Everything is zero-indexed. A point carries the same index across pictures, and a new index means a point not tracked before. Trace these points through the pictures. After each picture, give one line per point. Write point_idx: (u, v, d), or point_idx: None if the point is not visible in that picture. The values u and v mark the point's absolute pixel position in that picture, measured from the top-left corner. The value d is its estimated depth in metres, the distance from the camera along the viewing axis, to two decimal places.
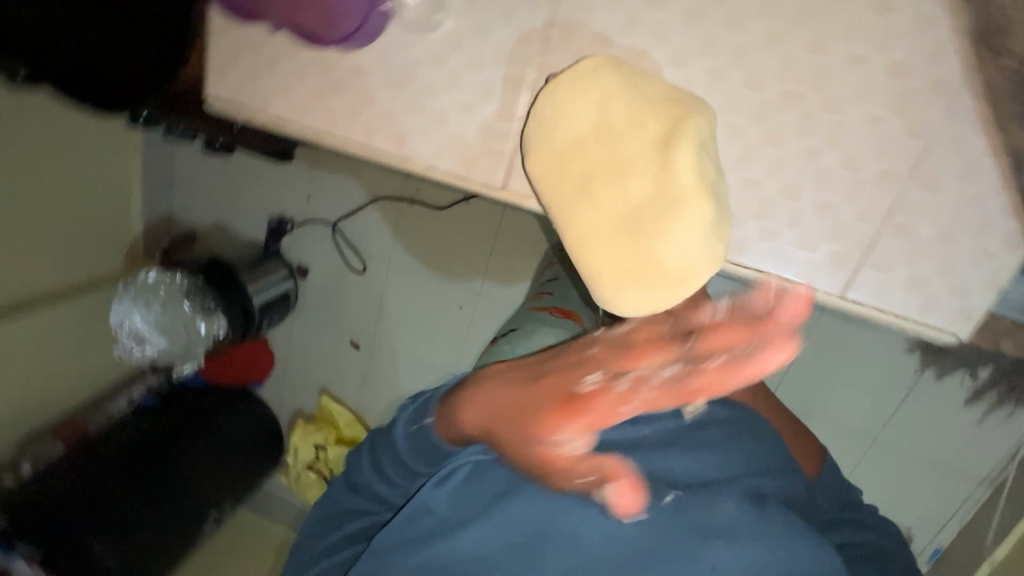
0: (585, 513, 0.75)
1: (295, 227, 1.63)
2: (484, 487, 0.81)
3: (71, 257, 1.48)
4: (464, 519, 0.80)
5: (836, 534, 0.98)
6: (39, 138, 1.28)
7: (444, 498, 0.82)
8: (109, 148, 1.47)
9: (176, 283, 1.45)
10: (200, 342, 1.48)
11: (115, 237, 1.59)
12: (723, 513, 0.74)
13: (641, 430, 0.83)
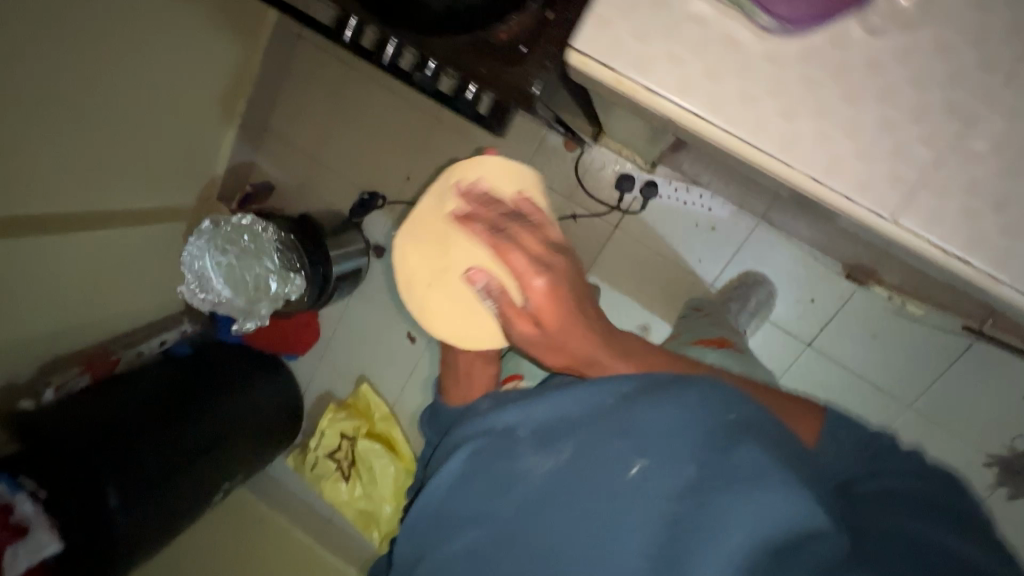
0: (628, 515, 0.52)
1: (385, 205, 1.56)
2: (477, 489, 0.60)
3: (146, 176, 1.36)
4: (487, 507, 0.59)
5: (873, 484, 0.57)
6: (169, 51, 1.22)
7: (455, 475, 0.62)
8: (224, 80, 1.42)
9: (261, 234, 1.35)
10: (266, 302, 1.36)
11: (199, 171, 1.51)
12: (664, 457, 0.52)
13: (610, 394, 0.57)
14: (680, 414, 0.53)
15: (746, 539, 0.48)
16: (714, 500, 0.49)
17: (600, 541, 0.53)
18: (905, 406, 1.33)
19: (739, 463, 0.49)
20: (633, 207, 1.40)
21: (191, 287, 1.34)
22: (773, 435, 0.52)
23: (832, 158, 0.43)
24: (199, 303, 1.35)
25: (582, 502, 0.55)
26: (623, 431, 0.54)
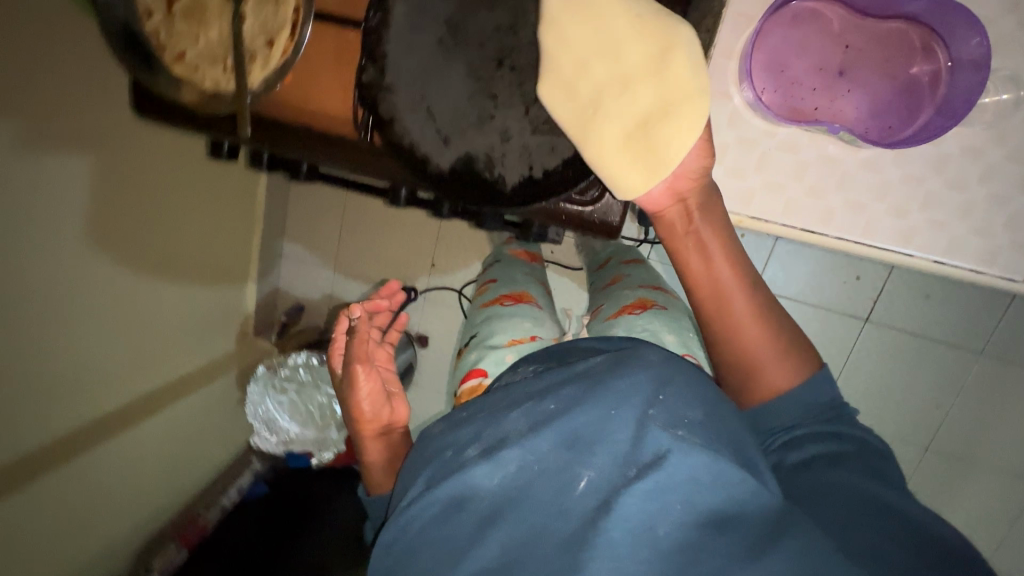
0: (560, 522, 0.49)
1: (417, 295, 1.54)
2: (459, 526, 0.53)
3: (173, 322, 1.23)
4: (441, 527, 0.53)
5: (802, 451, 0.59)
6: (76, 128, 0.87)
7: (417, 507, 0.55)
8: (242, 215, 1.35)
9: (315, 364, 1.36)
10: (335, 426, 1.37)
11: (229, 315, 1.44)
12: (641, 470, 0.49)
13: (600, 404, 0.54)
14: (612, 417, 0.53)
15: (655, 518, 0.48)
16: (636, 491, 0.48)
17: (528, 546, 0.49)
18: (977, 354, 1.33)
19: (673, 459, 0.49)
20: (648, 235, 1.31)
21: (261, 432, 1.35)
22: (698, 405, 0.54)
23: (788, 203, 0.77)
24: (272, 446, 1.36)
25: (520, 506, 0.52)
26: (567, 443, 0.53)
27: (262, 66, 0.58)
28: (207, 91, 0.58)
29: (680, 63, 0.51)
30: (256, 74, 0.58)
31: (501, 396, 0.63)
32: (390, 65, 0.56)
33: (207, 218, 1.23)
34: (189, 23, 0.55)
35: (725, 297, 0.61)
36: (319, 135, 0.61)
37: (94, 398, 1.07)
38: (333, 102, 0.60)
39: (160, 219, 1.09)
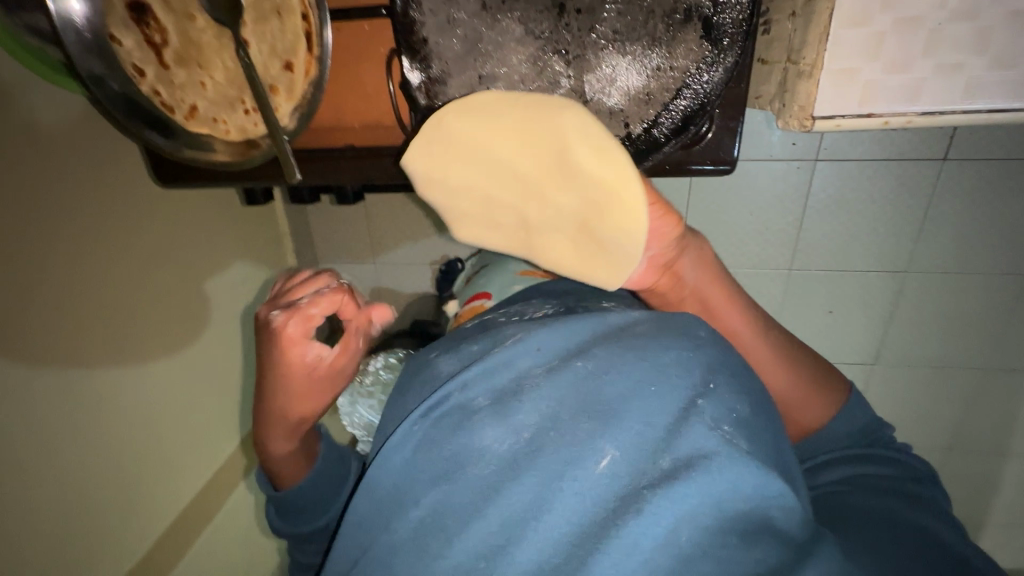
0: (567, 499, 0.41)
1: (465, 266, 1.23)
2: (449, 486, 0.45)
3: (216, 353, 1.00)
4: (432, 480, 0.46)
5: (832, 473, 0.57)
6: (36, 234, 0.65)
7: (411, 442, 0.48)
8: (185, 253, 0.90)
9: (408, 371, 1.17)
10: None
11: (170, 412, 0.89)
12: (663, 447, 0.42)
13: (629, 374, 0.45)
14: (647, 395, 0.44)
15: (682, 525, 0.40)
16: (668, 495, 0.40)
17: (535, 519, 0.41)
18: None
19: (720, 459, 0.41)
20: None
21: None
22: (731, 389, 0.46)
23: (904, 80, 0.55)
24: None
25: (528, 476, 0.42)
26: (596, 412, 0.43)
27: (287, 96, 0.55)
28: (236, 136, 0.56)
29: (581, 151, 0.44)
30: (284, 104, 0.55)
31: (518, 334, 0.52)
32: (434, 55, 0.54)
33: (160, 230, 0.86)
34: (193, 73, 0.53)
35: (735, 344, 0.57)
36: (364, 149, 0.60)
37: (173, 472, 0.90)
38: (373, 108, 0.57)
39: (123, 253, 0.79)
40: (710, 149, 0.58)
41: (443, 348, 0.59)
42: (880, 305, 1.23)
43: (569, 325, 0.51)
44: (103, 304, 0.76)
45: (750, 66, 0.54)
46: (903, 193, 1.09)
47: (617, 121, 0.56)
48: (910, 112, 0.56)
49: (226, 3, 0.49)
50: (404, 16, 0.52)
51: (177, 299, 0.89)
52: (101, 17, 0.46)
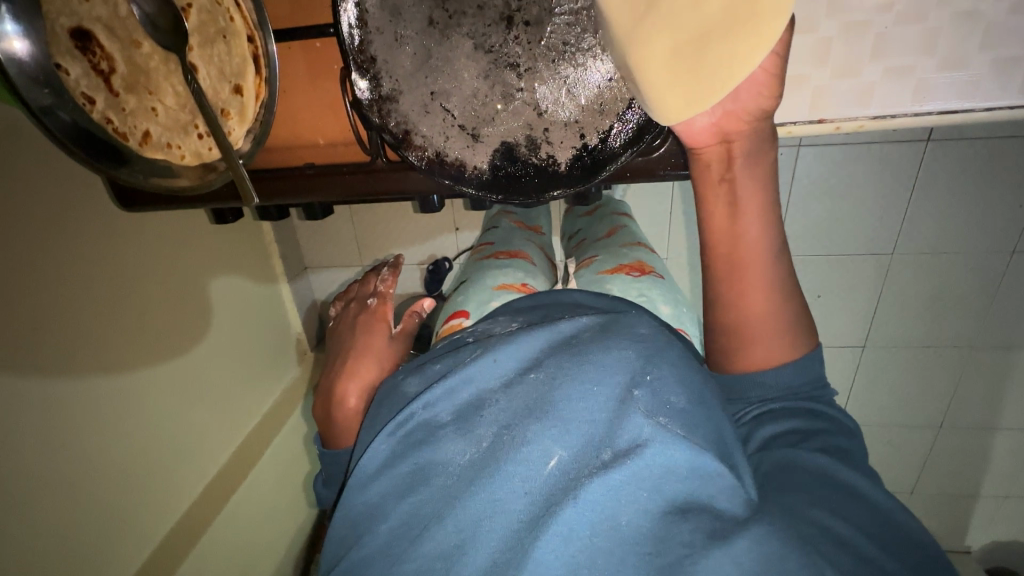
0: (514, 500, 0.41)
1: (453, 266, 1.23)
2: (414, 496, 0.45)
3: (213, 363, 1.03)
4: (399, 495, 0.46)
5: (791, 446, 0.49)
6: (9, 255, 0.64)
7: (381, 456, 0.49)
8: (166, 267, 0.91)
9: None
10: None
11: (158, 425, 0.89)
12: (607, 437, 0.42)
13: (572, 371, 0.46)
14: (586, 392, 0.44)
15: (622, 512, 0.39)
16: (604, 481, 0.39)
17: (486, 523, 0.40)
18: None
19: (655, 447, 0.41)
20: None
21: None
22: (672, 383, 0.46)
23: None
24: None
25: (479, 480, 0.42)
26: (542, 414, 0.44)
27: (239, 119, 0.54)
28: (192, 161, 0.56)
29: None
30: (236, 128, 0.54)
31: (478, 352, 0.54)
32: (384, 72, 0.52)
33: (152, 246, 0.88)
34: (143, 98, 0.52)
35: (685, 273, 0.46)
36: (325, 168, 0.59)
37: (172, 475, 0.92)
38: (330, 129, 0.56)
39: (114, 266, 0.81)
40: (670, 155, 0.57)
41: (413, 369, 0.60)
42: (868, 287, 1.23)
43: (522, 334, 0.53)
44: (96, 315, 0.77)
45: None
46: (888, 174, 1.08)
47: (572, 133, 0.55)
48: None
49: (169, 26, 0.50)
50: (348, 41, 0.50)
51: (175, 314, 0.93)
52: (46, 49, 0.47)
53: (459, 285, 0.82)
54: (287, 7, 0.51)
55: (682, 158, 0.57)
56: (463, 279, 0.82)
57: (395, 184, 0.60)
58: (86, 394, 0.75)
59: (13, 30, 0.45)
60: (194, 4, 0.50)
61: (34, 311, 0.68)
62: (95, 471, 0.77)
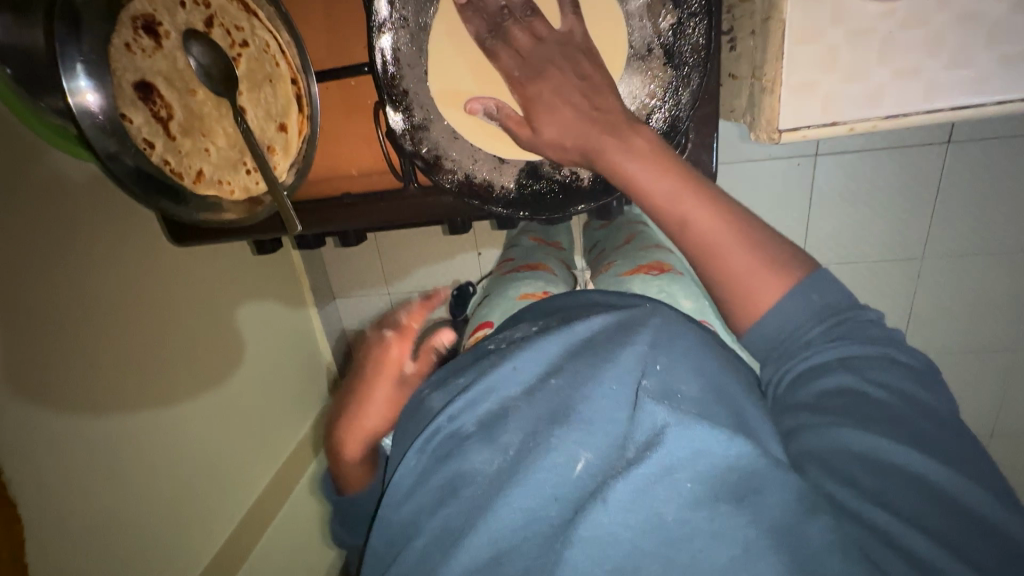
0: (547, 507, 0.39)
1: (477, 289, 1.25)
2: (443, 510, 0.43)
3: (234, 386, 1.02)
4: (430, 509, 0.44)
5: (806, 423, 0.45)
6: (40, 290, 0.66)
7: (406, 476, 0.46)
8: (174, 287, 0.89)
9: None
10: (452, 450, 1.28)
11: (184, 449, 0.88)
12: (631, 432, 0.39)
13: (589, 372, 0.43)
14: (605, 392, 0.42)
15: (663, 508, 0.37)
16: (633, 480, 0.37)
17: (521, 536, 0.39)
18: None
19: (690, 435, 0.37)
20: None
21: None
22: (683, 372, 0.43)
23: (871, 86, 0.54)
24: None
25: (506, 487, 0.40)
26: (562, 417, 0.42)
27: (284, 154, 0.59)
28: (240, 195, 0.61)
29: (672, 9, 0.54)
30: (281, 162, 0.59)
31: (497, 358, 0.51)
32: (415, 103, 0.57)
33: (162, 276, 0.87)
34: (196, 140, 0.57)
35: (703, 237, 0.45)
36: (364, 196, 0.62)
37: (204, 500, 0.92)
38: (369, 158, 0.61)
39: (135, 296, 0.81)
40: (691, 165, 0.59)
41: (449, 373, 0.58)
42: (900, 292, 1.20)
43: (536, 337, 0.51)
44: (131, 348, 0.79)
45: (718, 86, 0.56)
46: (910, 177, 1.07)
47: None
48: (875, 117, 0.55)
49: (221, 75, 0.55)
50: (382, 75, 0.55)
51: (193, 337, 0.92)
52: (112, 100, 0.51)
53: (484, 299, 0.83)
54: (325, 50, 0.57)
55: (706, 166, 0.59)
56: (488, 296, 0.83)
57: (425, 211, 0.63)
58: (117, 430, 0.76)
59: (87, 85, 0.49)
60: (243, 53, 0.55)
61: (62, 357, 0.69)
62: (131, 508, 0.78)
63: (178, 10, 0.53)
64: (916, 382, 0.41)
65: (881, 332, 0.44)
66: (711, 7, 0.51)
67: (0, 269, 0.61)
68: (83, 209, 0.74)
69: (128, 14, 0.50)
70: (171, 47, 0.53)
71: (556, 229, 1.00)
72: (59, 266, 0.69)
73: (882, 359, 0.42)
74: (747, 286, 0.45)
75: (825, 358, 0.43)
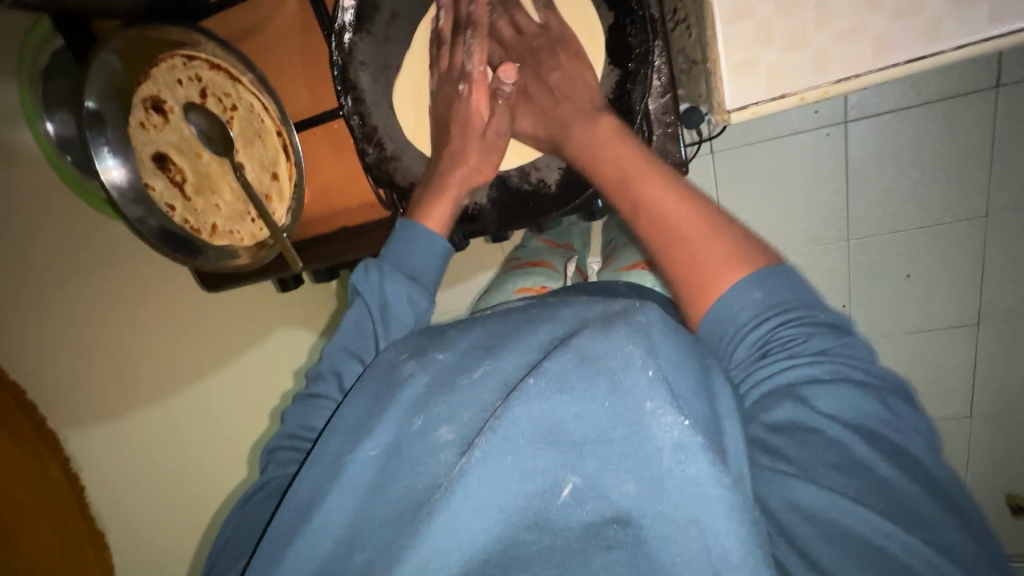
0: (527, 534, 0.34)
1: None
2: (386, 507, 0.38)
3: (253, 398, 0.97)
4: (379, 523, 0.37)
5: (771, 415, 0.38)
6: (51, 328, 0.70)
7: (353, 476, 0.40)
8: (191, 316, 0.89)
9: None
10: None
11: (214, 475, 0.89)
12: (618, 450, 0.33)
13: (583, 378, 0.35)
14: (599, 406, 0.34)
15: (649, 534, 0.32)
16: (621, 513, 0.33)
17: (490, 557, 0.34)
18: None
19: (701, 474, 0.31)
20: (712, 130, 1.04)
21: None
22: (677, 362, 0.36)
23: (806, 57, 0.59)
24: None
25: (449, 498, 0.34)
26: (547, 437, 0.35)
27: (279, 200, 0.63)
28: (249, 240, 0.66)
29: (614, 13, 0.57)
30: (278, 208, 0.64)
31: (464, 353, 0.43)
32: (386, 137, 0.64)
33: (161, 302, 0.84)
34: (208, 198, 0.66)
35: (666, 218, 0.45)
36: (355, 227, 0.70)
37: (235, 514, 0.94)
38: (356, 192, 0.68)
39: (136, 325, 0.80)
40: (657, 157, 0.59)
41: (412, 351, 0.47)
42: (964, 259, 1.06)
43: (509, 331, 0.44)
44: (147, 375, 0.81)
45: (673, 76, 0.57)
46: (958, 130, 0.95)
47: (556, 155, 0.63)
48: (822, 84, 0.60)
49: (219, 137, 0.62)
50: (351, 118, 0.62)
51: (200, 361, 0.88)
52: (136, 173, 0.61)
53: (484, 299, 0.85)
54: (308, 100, 0.66)
55: (673, 157, 0.59)
56: (489, 293, 0.84)
57: None
58: (137, 473, 0.78)
59: (114, 163, 0.59)
60: (235, 116, 0.62)
61: (75, 394, 0.72)
62: (157, 533, 0.80)
63: (177, 86, 0.61)
64: (874, 408, 0.36)
65: (835, 334, 0.39)
66: (640, 7, 0.54)
67: (51, 317, 0.70)
68: (121, 264, 0.80)
69: (138, 98, 0.61)
70: (176, 119, 0.62)
71: (568, 233, 0.98)
72: (103, 307, 0.76)
73: (830, 383, 0.37)
74: (712, 273, 0.42)
75: (775, 380, 0.39)
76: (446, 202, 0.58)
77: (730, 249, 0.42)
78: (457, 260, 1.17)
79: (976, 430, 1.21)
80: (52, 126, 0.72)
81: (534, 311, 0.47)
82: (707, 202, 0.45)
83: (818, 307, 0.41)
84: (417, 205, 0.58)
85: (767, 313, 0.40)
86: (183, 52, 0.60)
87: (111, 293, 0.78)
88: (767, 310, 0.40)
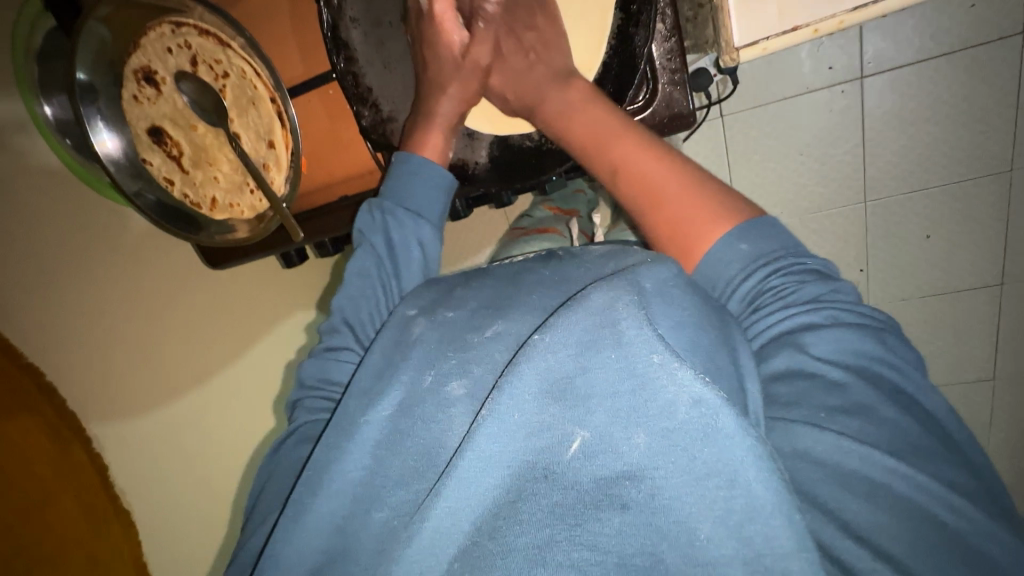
0: (538, 491, 0.32)
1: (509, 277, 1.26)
2: (399, 466, 0.37)
3: (263, 377, 0.97)
4: (395, 479, 0.37)
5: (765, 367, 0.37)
6: (60, 306, 0.70)
7: (371, 436, 0.38)
8: (200, 294, 0.88)
9: None
10: None
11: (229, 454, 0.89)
12: (629, 403, 0.32)
13: (591, 333, 0.34)
14: (609, 361, 0.33)
15: (666, 489, 0.30)
16: (641, 473, 0.31)
17: (497, 515, 0.33)
18: None
19: (723, 427, 0.30)
20: (722, 90, 1.01)
21: None
22: (687, 319, 0.34)
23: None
24: None
25: (457, 464, 0.33)
26: (557, 391, 0.33)
27: (277, 168, 0.66)
28: (249, 213, 0.68)
29: None
30: (276, 176, 0.66)
31: (473, 312, 0.41)
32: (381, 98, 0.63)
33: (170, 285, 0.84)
34: (206, 169, 0.66)
35: (651, 182, 0.45)
36: (355, 195, 0.70)
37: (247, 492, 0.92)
38: (354, 161, 0.68)
39: (148, 306, 0.80)
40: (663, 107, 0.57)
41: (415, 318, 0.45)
42: (989, 216, 1.02)
43: (512, 291, 0.43)
44: (160, 363, 0.80)
45: (677, 19, 0.55)
46: (981, 80, 0.91)
47: None
48: (836, 13, 0.64)
49: (212, 105, 0.63)
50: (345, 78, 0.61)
51: (214, 345, 0.89)
52: (133, 147, 0.60)
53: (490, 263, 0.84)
54: (303, 66, 0.66)
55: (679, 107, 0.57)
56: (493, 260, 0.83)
57: None
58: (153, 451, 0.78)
59: (108, 134, 0.58)
60: (227, 83, 0.63)
61: (83, 379, 0.71)
62: (172, 509, 0.80)
63: (167, 56, 0.61)
64: (869, 348, 0.35)
65: (822, 280, 0.39)
66: None
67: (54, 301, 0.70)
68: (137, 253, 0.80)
69: (130, 69, 0.59)
70: (169, 90, 0.62)
71: (573, 200, 0.96)
72: (109, 289, 0.76)
73: (825, 327, 0.36)
74: (693, 229, 0.42)
75: (773, 331, 0.37)
76: (438, 126, 0.57)
77: (714, 205, 0.42)
78: (463, 233, 1.15)
79: (999, 392, 1.18)
80: (51, 108, 0.70)
81: (543, 271, 0.45)
82: (689, 165, 0.46)
83: (805, 254, 0.40)
84: (411, 138, 0.57)
85: (756, 264, 0.39)
86: (170, 19, 0.61)
87: (115, 276, 0.77)
88: (755, 261, 0.39)
